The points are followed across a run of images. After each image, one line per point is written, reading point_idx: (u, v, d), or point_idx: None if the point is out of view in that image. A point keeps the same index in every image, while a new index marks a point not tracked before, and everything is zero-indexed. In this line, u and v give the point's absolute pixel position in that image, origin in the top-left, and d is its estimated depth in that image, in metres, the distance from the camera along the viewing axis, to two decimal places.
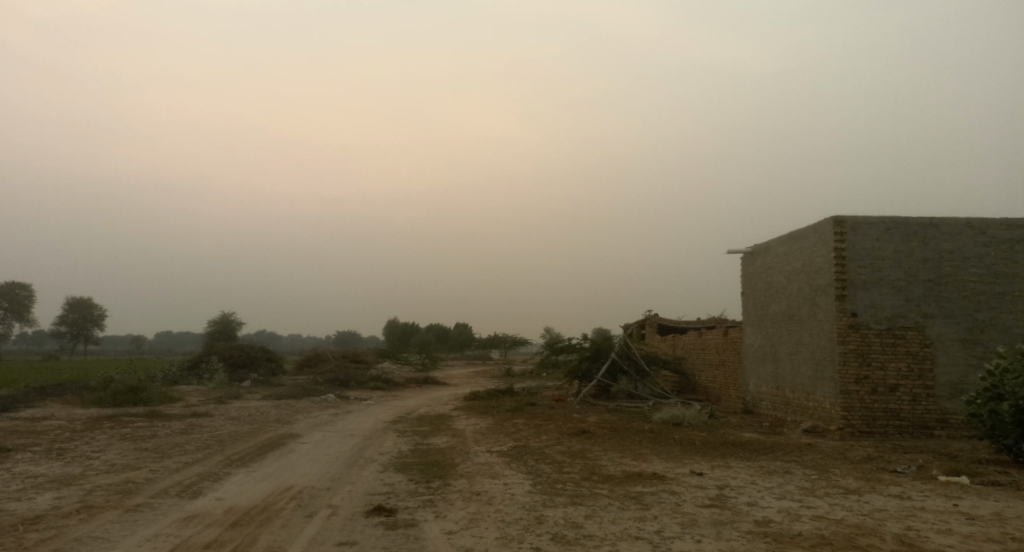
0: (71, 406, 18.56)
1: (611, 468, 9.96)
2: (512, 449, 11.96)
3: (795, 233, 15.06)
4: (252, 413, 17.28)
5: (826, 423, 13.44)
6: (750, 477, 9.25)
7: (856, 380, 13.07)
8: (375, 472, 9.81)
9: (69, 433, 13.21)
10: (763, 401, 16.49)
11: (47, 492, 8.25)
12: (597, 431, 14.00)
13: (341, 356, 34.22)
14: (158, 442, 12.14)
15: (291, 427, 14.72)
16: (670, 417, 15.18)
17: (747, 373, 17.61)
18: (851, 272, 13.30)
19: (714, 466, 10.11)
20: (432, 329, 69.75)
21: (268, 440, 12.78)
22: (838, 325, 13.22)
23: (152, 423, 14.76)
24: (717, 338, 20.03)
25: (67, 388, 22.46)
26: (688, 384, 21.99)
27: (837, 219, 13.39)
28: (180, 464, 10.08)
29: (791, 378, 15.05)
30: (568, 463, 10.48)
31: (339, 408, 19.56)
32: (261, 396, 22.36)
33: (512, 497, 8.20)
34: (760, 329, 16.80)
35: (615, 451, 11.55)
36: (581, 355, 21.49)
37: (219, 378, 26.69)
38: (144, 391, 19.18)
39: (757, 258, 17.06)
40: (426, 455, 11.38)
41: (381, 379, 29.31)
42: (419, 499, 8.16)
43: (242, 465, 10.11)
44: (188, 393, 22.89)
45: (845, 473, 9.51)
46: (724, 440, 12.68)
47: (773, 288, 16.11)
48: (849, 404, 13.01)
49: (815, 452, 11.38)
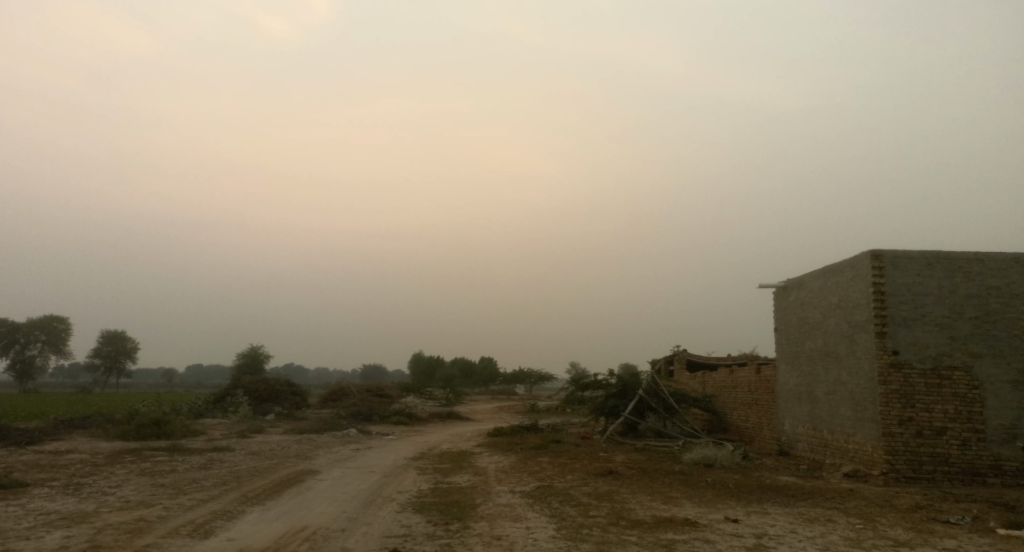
0: (95, 438, 18.48)
1: (640, 513, 9.45)
2: (536, 490, 11.49)
3: (830, 268, 14.55)
4: (273, 447, 17.01)
5: (868, 467, 12.76)
6: (790, 525, 8.68)
7: (900, 422, 12.40)
8: (393, 512, 9.42)
9: (88, 467, 13.04)
10: (799, 443, 15.81)
11: (57, 530, 8.00)
12: (624, 472, 13.46)
13: (366, 390, 33.97)
14: (175, 477, 11.88)
15: (311, 463, 14.41)
16: (701, 457, 14.59)
17: (782, 413, 16.94)
18: (892, 308, 12.73)
19: (750, 513, 9.55)
20: (458, 362, 69.40)
21: (286, 476, 12.46)
22: (878, 364, 12.60)
23: (173, 457, 14.54)
24: (749, 376, 19.38)
25: (92, 420, 22.45)
26: (720, 423, 21.26)
27: (875, 253, 12.88)
28: (195, 501, 9.80)
29: (829, 419, 14.40)
30: (595, 507, 9.98)
31: (361, 443, 19.22)
32: (284, 430, 22.12)
33: (535, 543, 7.75)
34: (794, 367, 16.18)
35: (644, 494, 11.02)
36: (607, 392, 20.97)
37: (244, 411, 26.54)
38: (168, 424, 19.05)
39: (790, 292, 16.52)
40: (447, 495, 10.95)
41: (404, 414, 28.97)
42: (438, 543, 7.75)
43: (257, 503, 9.80)
44: (212, 426, 22.75)
45: (893, 523, 8.89)
46: (759, 484, 12.07)
47: (808, 324, 15.54)
48: (892, 448, 12.33)
49: (858, 499, 10.74)
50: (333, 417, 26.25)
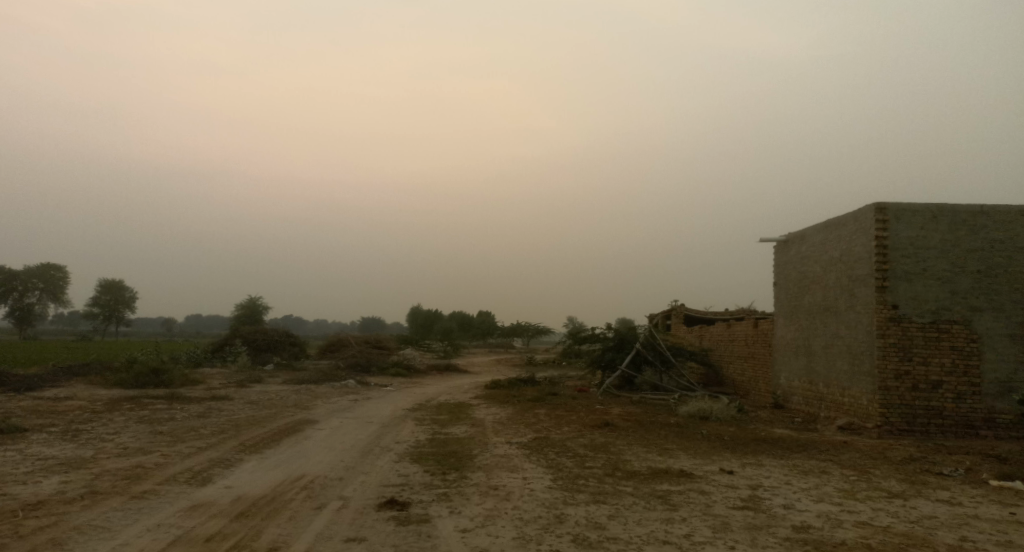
0: (94, 386, 18.56)
1: (636, 463, 9.50)
2: (532, 441, 11.55)
3: (833, 221, 14.40)
4: (271, 397, 17.09)
5: (863, 420, 12.83)
6: (784, 477, 8.74)
7: (897, 376, 12.43)
8: (390, 462, 9.47)
9: (87, 414, 13.09)
10: (794, 396, 15.91)
11: (54, 476, 8.02)
12: (620, 423, 13.54)
13: (364, 342, 34.10)
14: (174, 425, 11.93)
15: (309, 412, 14.47)
16: (697, 410, 14.68)
17: (778, 367, 16.99)
18: (893, 262, 12.63)
19: (745, 464, 9.61)
20: (456, 316, 69.70)
21: (284, 425, 12.51)
22: (877, 318, 12.57)
23: (171, 405, 14.60)
24: (746, 330, 19.39)
25: (91, 368, 22.54)
26: (716, 376, 21.38)
27: (879, 206, 12.72)
28: (193, 449, 9.84)
29: (825, 373, 14.44)
30: (591, 457, 10.04)
31: (359, 394, 19.33)
32: (283, 380, 22.23)
33: (531, 492, 7.79)
34: (792, 321, 16.17)
35: (640, 445, 11.09)
36: (604, 344, 21.05)
37: (242, 361, 26.65)
38: (167, 372, 19.12)
39: (791, 246, 16.39)
40: (443, 445, 11.01)
41: (402, 365, 29.15)
42: (434, 492, 7.79)
43: (255, 451, 9.83)
44: (211, 375, 22.84)
45: (887, 475, 8.95)
46: (755, 436, 12.15)
47: (807, 278, 15.46)
48: (888, 401, 12.38)
49: (852, 451, 10.81)
50: (331, 368, 26.38)
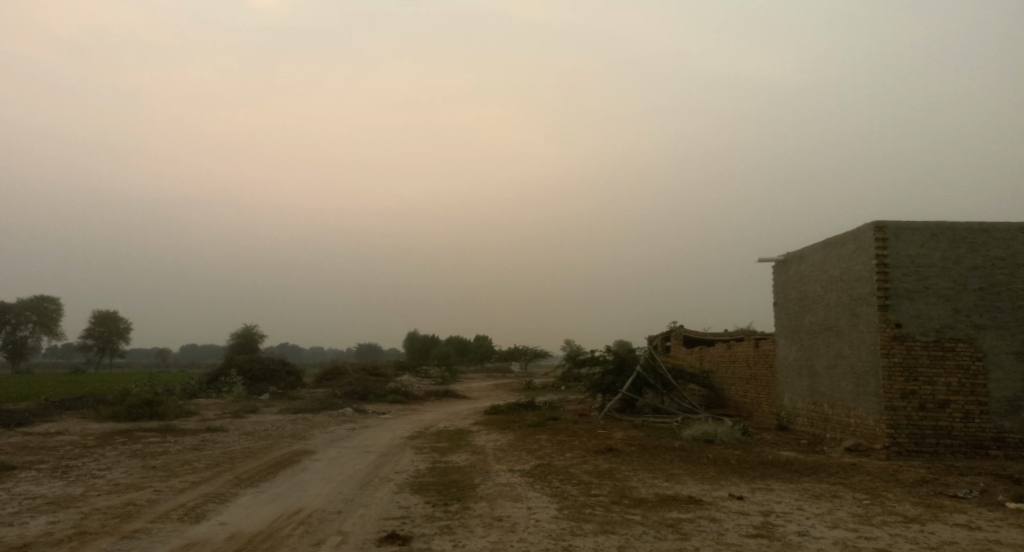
0: (86, 420, 18.20)
1: (643, 491, 9.25)
2: (535, 469, 11.29)
3: (832, 240, 14.31)
4: (267, 427, 16.77)
5: (870, 441, 12.61)
6: (796, 502, 8.50)
7: (903, 395, 12.23)
8: (390, 493, 9.19)
9: (78, 449, 12.77)
10: (799, 417, 15.68)
11: (42, 516, 7.74)
12: (624, 449, 13.28)
13: (361, 369, 33.77)
14: (167, 459, 11.63)
15: (305, 443, 14.17)
16: (701, 433, 14.45)
17: (781, 388, 16.77)
18: (895, 280, 12.51)
19: (754, 489, 9.37)
20: (453, 340, 69.34)
21: (280, 457, 12.22)
22: (881, 337, 12.40)
23: (165, 438, 14.29)
24: (747, 351, 19.20)
25: (85, 402, 22.19)
26: (718, 398, 21.14)
27: (878, 225, 12.62)
28: (187, 484, 9.56)
29: (829, 393, 14.24)
30: (596, 485, 9.78)
31: (356, 423, 19.01)
32: (279, 409, 21.86)
33: (536, 523, 7.54)
34: (794, 341, 15.99)
35: (645, 471, 10.84)
36: (604, 368, 20.82)
37: (238, 391, 26.30)
38: (160, 404, 18.79)
39: (790, 266, 16.28)
40: (444, 475, 10.74)
41: (400, 392, 28.81)
42: (436, 525, 7.53)
43: (250, 485, 9.56)
44: (206, 406, 22.48)
45: (899, 498, 8.73)
46: (761, 460, 11.90)
47: (808, 297, 15.33)
48: (895, 422, 12.17)
49: (862, 474, 10.59)
50: (328, 396, 26.03)
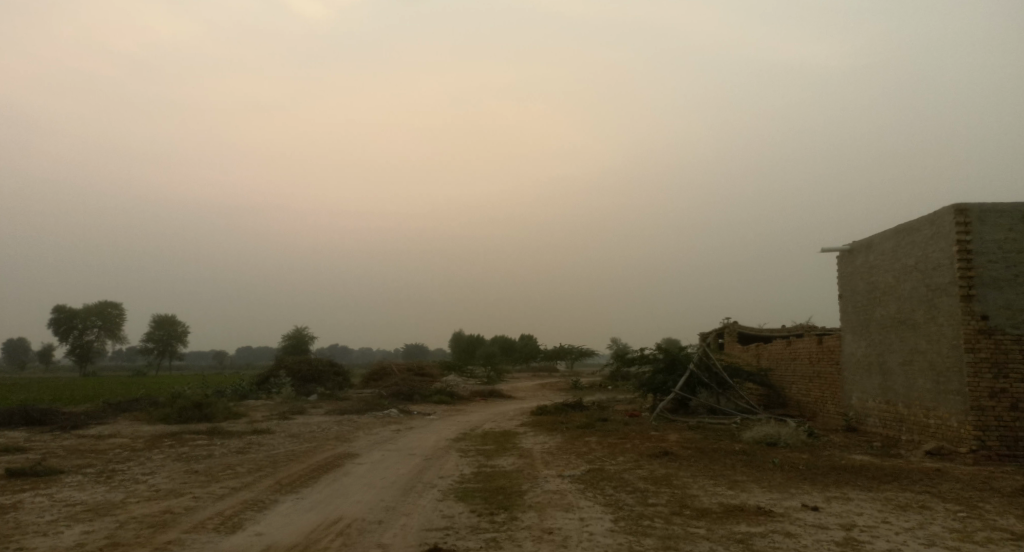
0: (138, 422, 18.19)
1: (706, 500, 8.52)
2: (587, 474, 10.63)
3: (905, 227, 13.28)
4: (313, 429, 16.48)
5: (953, 444, 11.60)
6: (880, 514, 7.69)
7: (991, 394, 11.19)
8: (435, 501, 8.66)
9: (125, 453, 12.61)
10: (869, 418, 14.67)
11: (76, 525, 7.43)
12: (681, 452, 12.51)
13: (407, 369, 33.50)
14: (210, 463, 11.34)
15: (350, 445, 13.79)
16: (763, 436, 13.58)
17: (849, 386, 15.72)
18: (980, 268, 11.45)
19: (831, 498, 8.55)
20: (498, 340, 69.08)
21: (323, 460, 11.84)
22: (964, 331, 11.36)
23: (211, 441, 14.08)
24: (809, 347, 18.14)
25: (140, 404, 22.35)
26: (777, 397, 20.07)
27: (959, 208, 11.59)
28: (227, 489, 9.17)
29: (904, 392, 13.21)
30: (654, 493, 9.07)
31: (402, 424, 18.61)
32: (325, 411, 21.61)
33: (591, 537, 6.88)
34: (862, 336, 14.96)
35: (707, 477, 10.10)
36: (655, 367, 20.00)
37: (286, 392, 26.21)
38: (209, 406, 18.68)
39: (857, 256, 15.26)
40: (491, 481, 10.17)
41: (446, 392, 28.42)
42: (483, 538, 6.95)
43: (290, 491, 9.14)
44: (255, 408, 22.38)
45: (999, 511, 7.83)
46: (834, 465, 10.99)
47: (878, 289, 14.31)
48: (982, 423, 11.15)
49: (951, 481, 9.64)
50: (375, 397, 25.73)
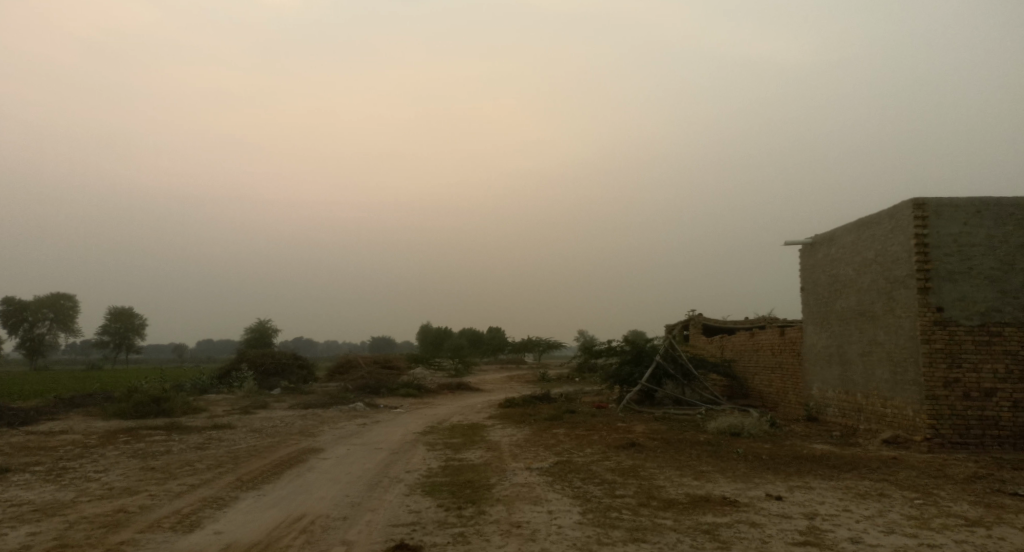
0: (93, 418, 17.67)
1: (671, 491, 8.57)
2: (554, 466, 10.63)
3: (865, 220, 13.53)
4: (276, 424, 16.20)
5: (909, 432, 11.89)
6: (841, 503, 7.83)
7: (946, 384, 11.49)
8: (400, 496, 8.57)
9: (78, 450, 12.23)
10: (829, 407, 14.96)
11: (25, 527, 7.16)
12: (647, 443, 12.60)
13: (373, 362, 33.20)
14: (168, 460, 11.05)
15: (314, 440, 13.59)
16: (727, 426, 13.75)
17: (810, 377, 16.00)
18: (936, 261, 11.72)
19: (793, 488, 8.68)
20: (465, 332, 68.95)
21: (286, 455, 11.65)
22: (921, 322, 11.63)
23: (170, 437, 13.74)
24: (771, 338, 18.43)
25: (95, 399, 21.73)
26: (741, 388, 20.37)
27: (917, 203, 11.83)
28: (185, 486, 8.94)
29: (862, 382, 13.50)
30: (621, 484, 9.10)
31: (367, 417, 18.42)
32: (289, 404, 21.27)
33: (559, 530, 6.87)
34: (823, 327, 15.23)
35: (673, 468, 10.18)
36: (621, 359, 20.11)
37: (248, 386, 25.75)
38: (168, 401, 18.23)
39: (819, 248, 15.51)
40: (458, 474, 10.11)
41: (412, 385, 28.23)
42: (449, 533, 6.88)
43: (252, 488, 8.94)
44: (215, 402, 21.93)
45: (954, 498, 8.03)
46: (795, 454, 11.18)
47: (838, 281, 14.57)
48: (937, 412, 11.44)
49: (908, 469, 9.87)
50: (339, 391, 25.43)
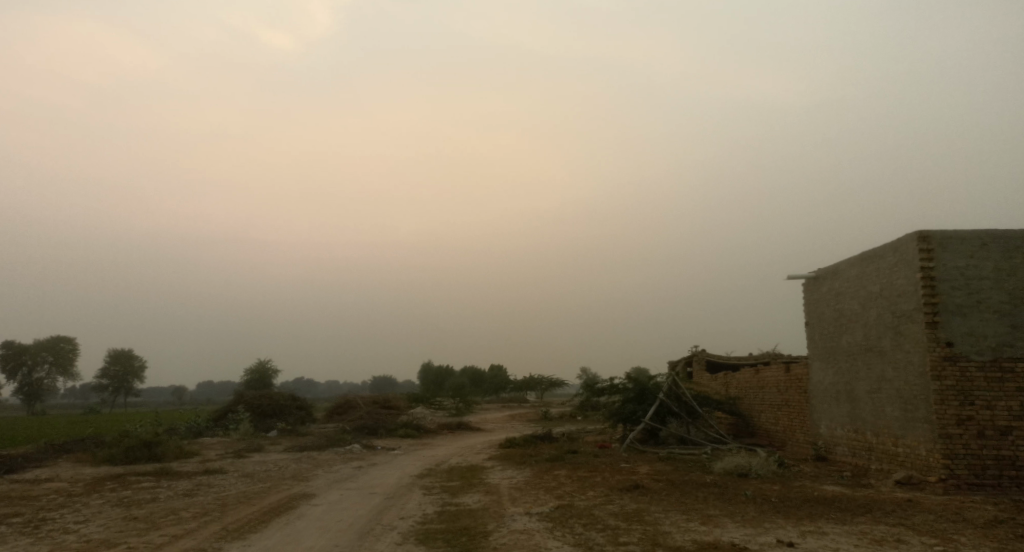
0: (81, 464, 17.20)
1: (679, 538, 8.17)
2: (555, 511, 10.20)
3: (869, 254, 13.30)
4: (269, 468, 15.75)
5: (923, 472, 11.47)
6: (857, 550, 7.42)
7: (959, 422, 11.11)
8: (393, 546, 8.15)
9: (61, 499, 11.79)
10: (838, 446, 14.53)
11: None
12: (652, 485, 12.16)
13: (372, 403, 32.68)
14: (153, 508, 10.63)
15: (307, 485, 13.14)
16: (733, 466, 13.31)
17: (818, 415, 15.59)
18: (943, 295, 11.46)
19: (806, 533, 8.27)
20: (467, 371, 68.30)
21: (277, 502, 11.22)
22: (930, 358, 11.31)
23: (158, 483, 13.31)
24: (777, 375, 18.04)
25: (85, 444, 21.24)
26: (747, 426, 19.89)
27: (921, 236, 11.62)
28: (167, 537, 8.53)
29: (872, 420, 13.11)
30: (625, 531, 8.68)
31: (364, 460, 17.94)
32: (284, 447, 20.78)
33: None
34: (830, 363, 14.89)
35: (679, 512, 9.76)
36: (624, 397, 19.69)
37: (244, 428, 25.24)
38: (159, 446, 17.79)
39: (823, 282, 15.25)
40: (455, 521, 9.69)
41: (412, 425, 27.69)
42: None
43: (237, 538, 8.54)
44: (209, 446, 21.44)
45: (975, 544, 7.63)
46: (806, 496, 10.75)
47: (844, 316, 14.27)
48: (951, 451, 11.05)
49: (924, 512, 9.46)
50: (337, 432, 24.94)
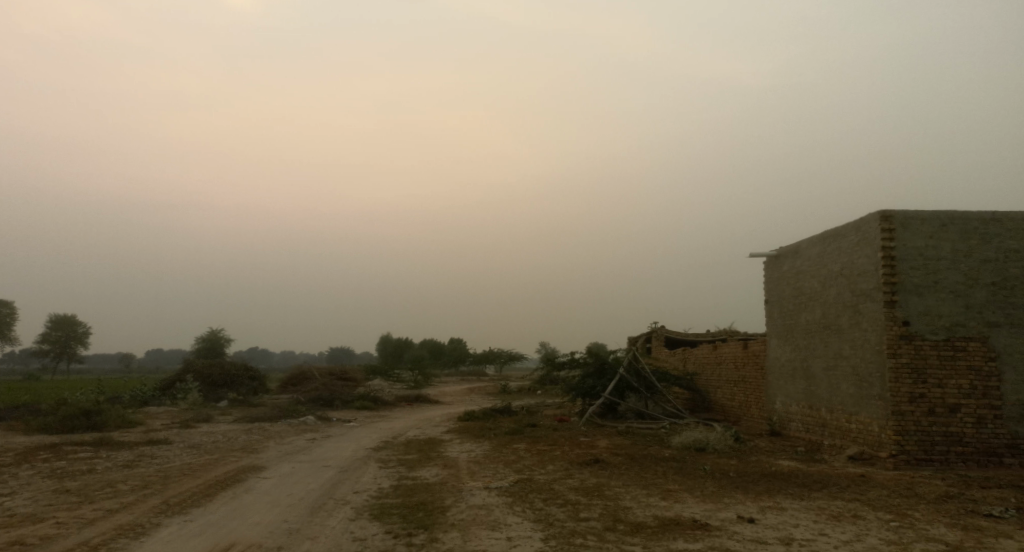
0: (14, 433, 16.37)
1: (639, 513, 8.01)
2: (514, 485, 9.98)
3: (831, 233, 13.29)
4: (217, 439, 15.22)
5: (874, 448, 11.61)
6: (816, 526, 7.37)
7: (911, 399, 11.23)
8: (345, 521, 7.82)
9: None
10: (792, 422, 14.66)
11: None
12: (610, 459, 12.06)
13: (328, 374, 32.09)
14: (89, 480, 10.07)
15: (256, 456, 12.69)
16: (691, 441, 13.29)
17: (774, 391, 15.70)
18: (903, 275, 11.49)
19: (765, 509, 8.21)
20: (426, 343, 67.89)
21: (223, 474, 10.76)
22: (887, 336, 11.37)
23: (96, 454, 12.67)
24: (734, 351, 18.12)
25: (22, 412, 20.28)
26: (703, 402, 20.04)
27: (884, 215, 11.60)
28: (101, 511, 8.04)
29: (827, 396, 13.22)
30: (584, 506, 8.52)
31: (317, 432, 17.52)
32: (234, 418, 20.18)
33: None
34: (788, 341, 14.95)
35: (638, 487, 9.64)
36: (583, 371, 19.60)
37: (193, 398, 24.48)
38: (100, 415, 17.03)
39: (784, 261, 15.25)
40: (410, 495, 9.39)
41: (368, 397, 27.28)
42: None
43: (178, 513, 8.09)
44: (155, 415, 20.70)
45: (930, 520, 7.67)
46: (763, 472, 10.75)
47: (804, 294, 14.31)
48: (902, 428, 11.17)
49: (878, 487, 9.52)
50: (291, 403, 24.39)
